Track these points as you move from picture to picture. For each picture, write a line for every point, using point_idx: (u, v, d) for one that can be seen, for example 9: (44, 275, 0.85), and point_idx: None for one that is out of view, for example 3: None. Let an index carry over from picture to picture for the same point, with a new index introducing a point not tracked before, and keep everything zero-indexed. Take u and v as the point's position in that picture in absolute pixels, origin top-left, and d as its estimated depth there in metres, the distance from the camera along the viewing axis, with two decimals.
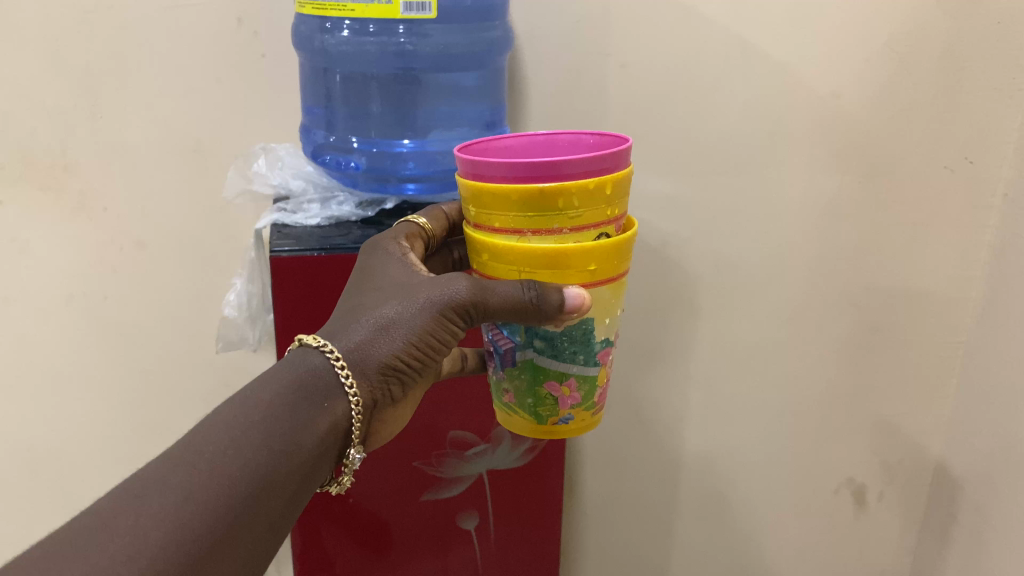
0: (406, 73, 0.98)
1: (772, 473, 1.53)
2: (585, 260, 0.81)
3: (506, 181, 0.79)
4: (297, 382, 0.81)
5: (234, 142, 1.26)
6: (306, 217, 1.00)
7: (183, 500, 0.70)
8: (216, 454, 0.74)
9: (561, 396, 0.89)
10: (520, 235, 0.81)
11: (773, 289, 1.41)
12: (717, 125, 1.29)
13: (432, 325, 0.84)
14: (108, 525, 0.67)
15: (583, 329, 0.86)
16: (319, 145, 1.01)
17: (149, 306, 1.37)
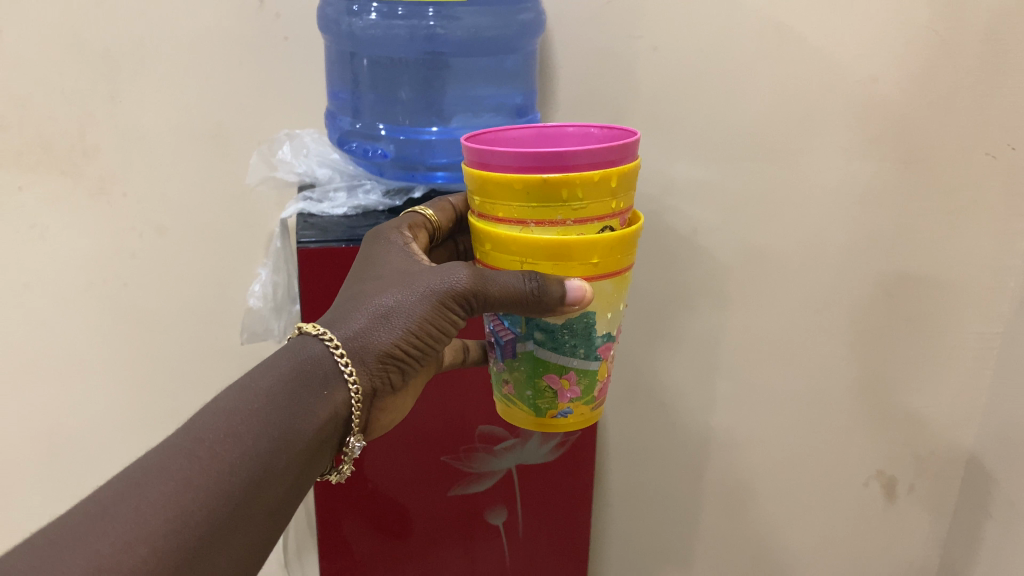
0: (435, 57, 0.95)
1: (799, 466, 1.51)
2: (588, 252, 0.80)
3: (511, 170, 0.78)
4: (296, 368, 0.80)
5: (254, 127, 1.23)
6: (331, 206, 0.99)
7: (185, 488, 0.69)
8: (217, 441, 0.73)
9: (560, 389, 0.88)
10: (524, 225, 0.80)
11: (805, 279, 1.37)
12: (751, 109, 1.25)
13: (432, 313, 0.84)
14: (109, 511, 0.66)
15: (585, 323, 0.85)
16: (346, 132, 0.99)
17: (170, 292, 1.35)
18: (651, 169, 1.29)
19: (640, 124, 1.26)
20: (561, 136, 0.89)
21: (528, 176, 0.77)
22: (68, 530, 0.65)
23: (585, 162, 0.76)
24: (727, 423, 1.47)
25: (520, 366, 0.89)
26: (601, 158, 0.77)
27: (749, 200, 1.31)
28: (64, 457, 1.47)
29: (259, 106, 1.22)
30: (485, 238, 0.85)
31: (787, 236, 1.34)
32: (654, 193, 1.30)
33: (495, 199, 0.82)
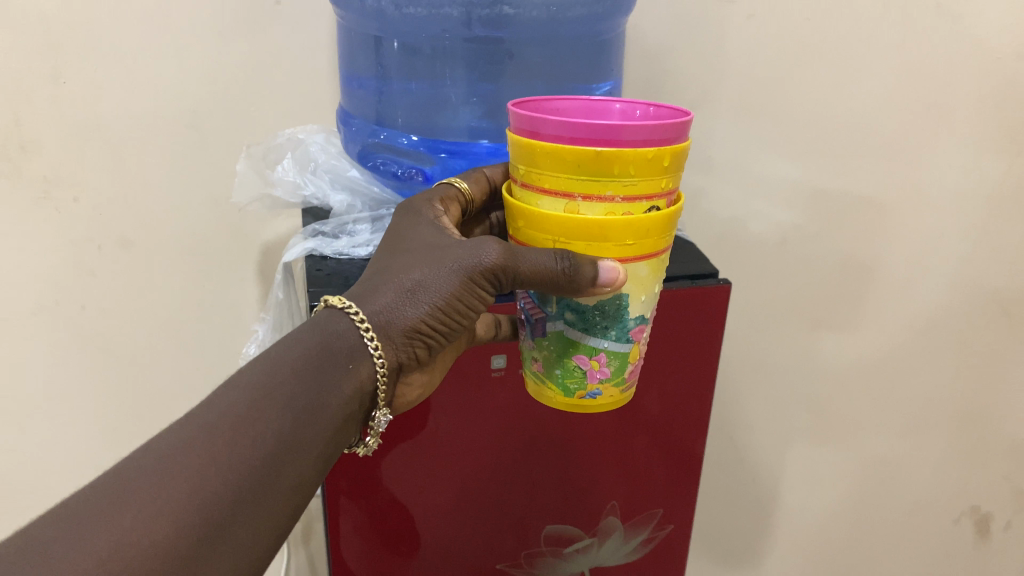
0: (492, 44, 0.71)
1: (886, 502, 1.30)
2: (626, 234, 0.53)
3: (553, 138, 0.52)
4: (322, 342, 0.56)
5: (240, 115, 0.97)
6: (352, 245, 0.71)
7: (215, 476, 0.48)
8: (244, 418, 0.50)
9: (592, 374, 0.60)
10: (568, 199, 0.53)
11: (909, 293, 1.14)
12: (865, 92, 0.99)
13: (461, 291, 0.58)
14: (120, 498, 0.45)
15: (616, 303, 0.57)
16: (368, 144, 0.74)
17: (140, 316, 1.09)
18: (738, 165, 1.04)
19: (730, 109, 1.00)
20: (609, 110, 0.61)
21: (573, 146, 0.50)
22: (60, 525, 0.44)
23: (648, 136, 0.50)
24: (802, 455, 1.27)
25: (547, 350, 0.61)
26: (669, 136, 0.51)
27: (854, 203, 1.07)
28: (16, 514, 1.20)
29: (243, 87, 0.96)
30: (513, 211, 0.58)
31: (895, 248, 1.10)
32: (739, 194, 1.06)
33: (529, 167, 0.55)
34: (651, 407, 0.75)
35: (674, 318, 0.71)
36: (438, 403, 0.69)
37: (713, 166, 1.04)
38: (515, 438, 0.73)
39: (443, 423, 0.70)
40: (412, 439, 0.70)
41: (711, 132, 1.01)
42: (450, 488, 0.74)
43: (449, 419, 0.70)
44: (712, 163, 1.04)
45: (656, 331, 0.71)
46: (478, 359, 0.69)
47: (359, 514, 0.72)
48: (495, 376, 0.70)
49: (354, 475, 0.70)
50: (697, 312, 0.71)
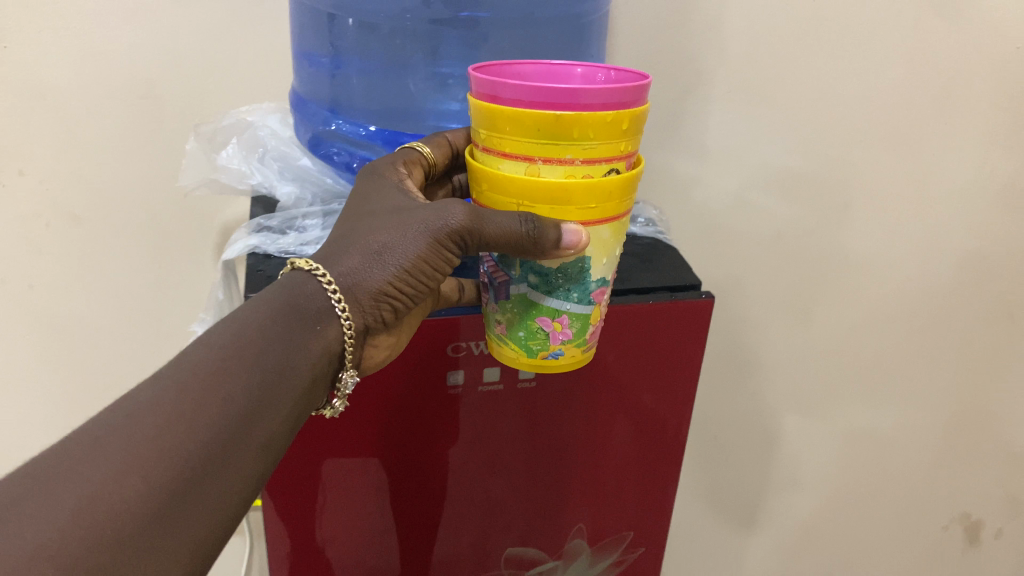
0: (459, 28, 0.64)
1: (875, 505, 1.26)
2: (587, 199, 0.48)
3: (510, 101, 0.46)
4: (291, 303, 0.49)
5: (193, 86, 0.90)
6: (300, 242, 0.64)
7: (190, 435, 0.42)
8: (217, 375, 0.44)
9: (550, 337, 0.54)
10: (529, 164, 0.48)
11: (909, 295, 1.08)
12: (872, 82, 0.92)
13: (429, 253, 0.51)
14: (83, 459, 0.39)
15: (578, 266, 0.52)
16: (320, 132, 0.66)
17: (95, 295, 1.02)
18: (733, 153, 0.96)
19: (728, 93, 0.92)
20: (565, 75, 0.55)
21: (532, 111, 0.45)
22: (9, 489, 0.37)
23: (605, 102, 0.45)
24: (792, 457, 1.21)
25: (507, 315, 0.55)
26: (626, 101, 0.46)
27: (856, 198, 1.00)
28: None
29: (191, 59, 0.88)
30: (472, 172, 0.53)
31: (899, 247, 1.04)
32: (734, 184, 0.98)
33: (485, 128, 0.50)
34: (624, 429, 0.69)
35: (651, 331, 0.65)
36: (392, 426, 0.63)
37: (707, 154, 0.96)
38: (476, 461, 0.67)
39: (397, 446, 0.65)
40: (365, 461, 0.65)
41: (706, 118, 0.93)
42: (405, 512, 0.68)
43: (405, 441, 0.65)
44: (706, 151, 0.95)
45: (631, 347, 0.65)
46: (435, 378, 0.62)
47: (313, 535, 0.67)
48: (451, 393, 0.63)
49: (300, 496, 0.65)
50: (676, 329, 0.65)
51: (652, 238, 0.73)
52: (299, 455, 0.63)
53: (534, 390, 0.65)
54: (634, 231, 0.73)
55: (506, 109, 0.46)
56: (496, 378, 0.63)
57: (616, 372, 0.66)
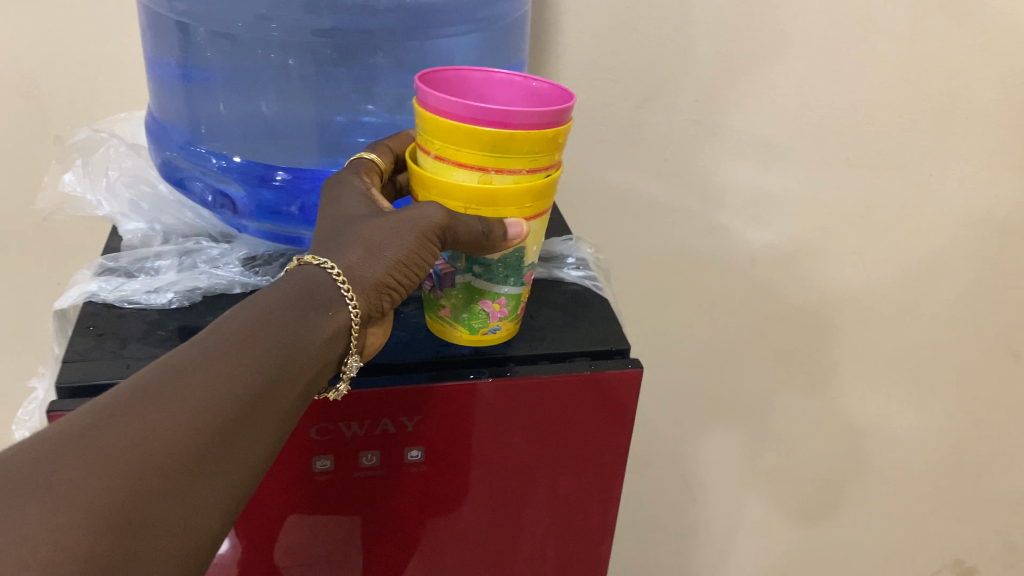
0: (345, 37, 0.53)
1: (858, 550, 1.16)
2: (523, 205, 0.45)
3: (455, 116, 0.42)
4: (297, 291, 0.41)
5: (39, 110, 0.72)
6: (148, 289, 0.53)
7: (231, 392, 0.35)
8: (264, 336, 0.38)
9: (492, 318, 0.52)
10: (480, 176, 0.43)
11: (902, 331, 0.97)
12: (865, 92, 0.79)
13: (426, 240, 0.43)
14: (96, 431, 0.31)
15: (518, 253, 0.49)
16: (174, 161, 0.54)
17: None
18: (699, 171, 0.84)
19: (694, 102, 0.80)
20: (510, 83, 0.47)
21: (483, 131, 0.41)
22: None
23: (555, 116, 0.42)
24: (765, 496, 1.11)
25: (451, 300, 0.51)
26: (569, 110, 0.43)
27: (840, 223, 0.88)
28: None
29: (33, 75, 0.70)
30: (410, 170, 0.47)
31: (893, 277, 0.92)
32: (701, 204, 0.86)
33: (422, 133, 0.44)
34: (538, 517, 0.58)
35: (567, 405, 0.53)
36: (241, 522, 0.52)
37: (670, 170, 0.84)
38: (360, 554, 0.56)
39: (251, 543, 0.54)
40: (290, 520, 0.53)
41: (669, 130, 0.81)
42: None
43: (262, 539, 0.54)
44: (671, 167, 0.84)
45: (545, 425, 0.54)
46: (292, 467, 0.50)
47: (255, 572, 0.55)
48: (320, 480, 0.52)
49: None
50: (598, 404, 0.54)
51: (576, 284, 0.61)
52: None
53: (424, 473, 0.54)
54: (559, 275, 0.62)
55: (454, 125, 0.41)
56: (375, 463, 0.52)
57: (526, 454, 0.55)
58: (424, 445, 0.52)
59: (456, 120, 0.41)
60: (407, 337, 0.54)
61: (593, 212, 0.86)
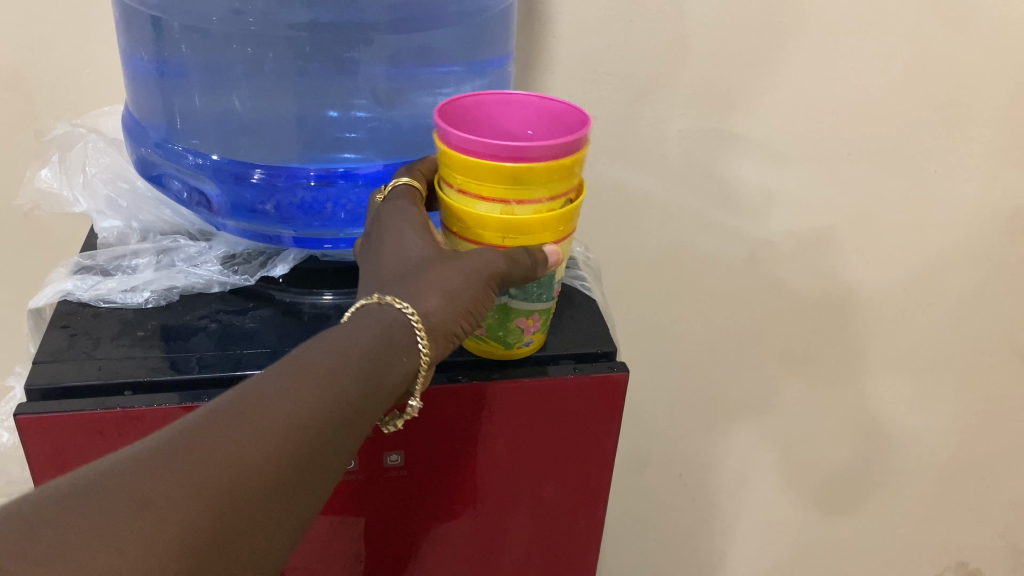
0: (323, 31, 0.52)
1: (860, 553, 1.15)
2: (550, 232, 0.46)
3: (474, 150, 0.43)
4: (381, 338, 0.40)
5: (20, 102, 0.71)
6: (125, 288, 0.52)
7: (311, 435, 0.35)
8: (347, 374, 0.38)
9: (525, 333, 0.50)
10: (502, 208, 0.44)
11: (905, 332, 0.95)
12: (866, 88, 0.78)
13: (489, 288, 0.44)
14: (187, 464, 0.31)
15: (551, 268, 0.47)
16: (150, 160, 0.54)
17: None
18: (696, 168, 0.82)
19: (692, 96, 0.78)
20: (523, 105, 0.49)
21: (504, 164, 0.42)
22: (47, 499, 0.30)
23: (572, 145, 0.44)
24: (764, 497, 1.09)
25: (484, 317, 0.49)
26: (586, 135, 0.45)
27: (840, 221, 0.86)
28: None
29: (14, 68, 0.69)
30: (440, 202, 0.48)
31: (895, 278, 0.91)
32: (699, 202, 0.85)
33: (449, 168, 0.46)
34: (522, 521, 0.57)
35: (552, 409, 0.52)
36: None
37: (667, 166, 0.82)
38: (339, 556, 0.55)
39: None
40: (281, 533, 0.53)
41: (666, 124, 0.80)
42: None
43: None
44: (667, 164, 0.82)
45: (528, 429, 0.52)
46: None
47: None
48: None
49: None
50: (584, 407, 0.52)
51: (564, 284, 0.60)
52: None
53: (406, 477, 0.52)
54: None
55: (474, 160, 0.43)
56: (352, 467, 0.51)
57: (509, 458, 0.53)
58: (404, 449, 0.51)
59: (475, 154, 0.43)
60: None
61: (589, 208, 0.85)
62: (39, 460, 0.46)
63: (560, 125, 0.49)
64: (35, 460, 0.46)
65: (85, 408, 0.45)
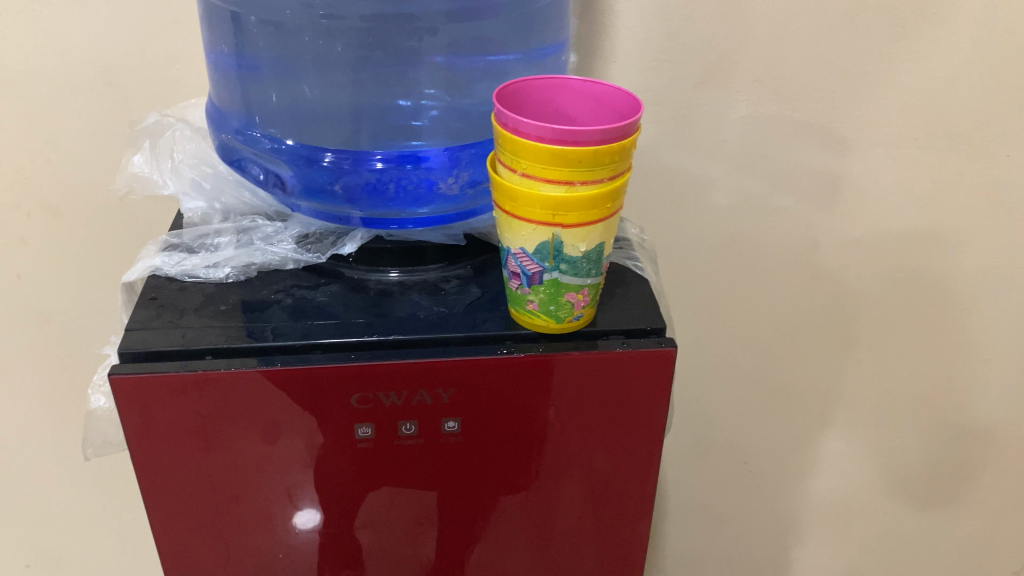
0: (392, 23, 0.55)
1: (930, 545, 1.13)
2: (604, 210, 0.48)
3: (537, 137, 0.45)
4: None
5: (116, 96, 0.77)
6: (208, 264, 0.57)
7: None
8: None
9: (575, 308, 0.52)
10: (566, 189, 0.47)
11: (975, 321, 0.94)
12: (932, 70, 0.77)
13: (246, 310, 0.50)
14: None
15: (597, 249, 0.50)
16: (231, 145, 0.59)
17: (32, 339, 0.91)
18: (758, 154, 0.83)
19: (754, 81, 0.78)
20: (567, 88, 0.51)
21: (565, 147, 0.45)
22: None
23: (626, 127, 0.46)
24: (831, 487, 1.09)
25: (537, 296, 0.51)
26: (637, 116, 0.47)
27: (908, 207, 0.85)
28: None
29: (112, 67, 0.75)
30: (497, 195, 0.50)
31: (964, 264, 0.89)
32: (761, 188, 0.85)
33: (511, 158, 0.47)
34: (574, 492, 0.59)
35: (601, 380, 0.54)
36: (298, 486, 0.55)
37: (729, 152, 0.83)
38: (401, 516, 0.59)
39: (304, 504, 0.57)
40: (347, 496, 0.57)
41: (727, 110, 0.80)
42: (327, 565, 0.61)
43: (314, 500, 0.57)
44: (728, 151, 0.83)
45: (579, 399, 0.54)
46: (335, 431, 0.53)
47: (315, 540, 0.59)
48: (363, 447, 0.54)
49: (200, 552, 0.58)
50: (634, 377, 0.54)
51: (617, 264, 0.62)
52: (182, 510, 0.56)
53: (463, 443, 0.55)
54: None
55: (538, 146, 0.45)
56: (413, 432, 0.54)
57: (561, 428, 0.56)
58: (461, 416, 0.54)
59: (537, 141, 0.45)
60: (446, 311, 0.55)
61: (650, 195, 0.86)
62: (132, 418, 0.51)
63: (604, 106, 0.51)
64: (127, 417, 0.51)
65: (170, 371, 0.50)
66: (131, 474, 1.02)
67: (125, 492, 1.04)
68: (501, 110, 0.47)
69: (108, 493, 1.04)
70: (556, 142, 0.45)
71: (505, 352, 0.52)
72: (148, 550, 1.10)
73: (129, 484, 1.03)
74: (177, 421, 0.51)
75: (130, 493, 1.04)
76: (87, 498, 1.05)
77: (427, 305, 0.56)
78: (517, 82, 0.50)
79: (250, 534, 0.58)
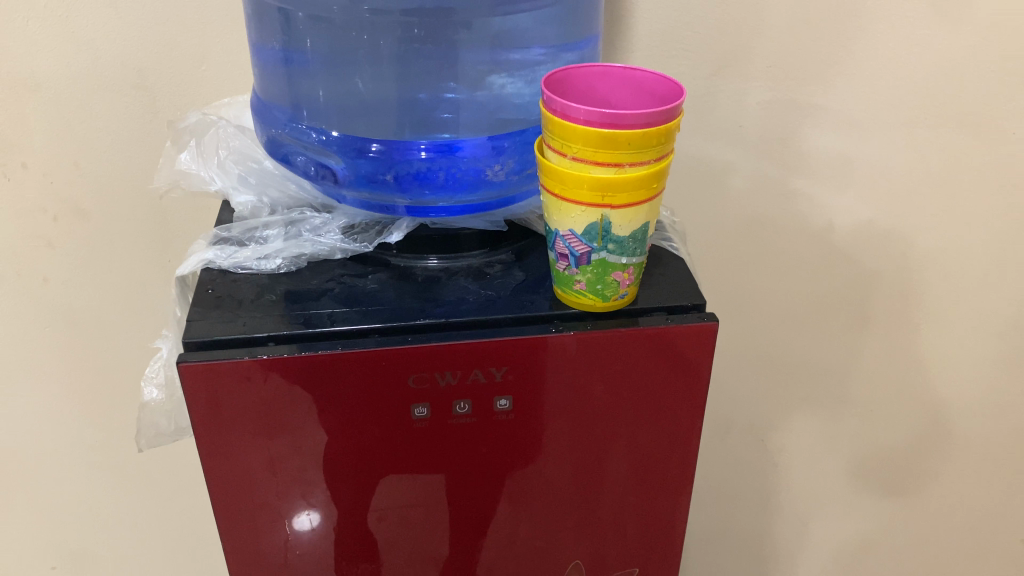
0: (436, 18, 0.57)
1: (942, 518, 1.16)
2: (649, 190, 0.50)
3: (585, 121, 0.48)
4: None
5: (147, 98, 0.78)
6: (259, 256, 0.59)
7: None
8: None
9: (620, 287, 0.54)
10: (615, 170, 0.49)
11: (985, 297, 0.96)
12: (941, 52, 0.79)
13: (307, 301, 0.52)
14: None
15: (643, 229, 0.52)
16: (280, 138, 0.61)
17: (61, 340, 0.92)
18: (774, 138, 0.85)
19: (769, 67, 0.81)
20: (607, 75, 0.54)
21: (614, 130, 0.47)
22: None
23: (670, 111, 0.48)
24: (846, 464, 1.11)
25: (585, 275, 0.53)
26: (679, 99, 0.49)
27: (918, 187, 0.88)
28: None
29: (144, 70, 0.77)
30: (545, 180, 0.52)
31: (973, 241, 0.92)
32: (776, 171, 0.87)
33: (559, 143, 0.50)
34: (619, 465, 0.61)
35: (646, 356, 0.56)
36: (328, 475, 0.57)
37: (745, 137, 0.85)
38: (452, 493, 0.61)
39: (314, 501, 0.59)
40: (402, 477, 0.58)
41: (743, 97, 0.82)
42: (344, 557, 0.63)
43: (324, 497, 0.59)
44: (745, 136, 0.85)
45: (626, 375, 0.57)
46: (393, 412, 0.55)
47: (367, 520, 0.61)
48: (419, 428, 0.56)
49: (250, 535, 0.60)
50: (680, 353, 0.56)
51: (654, 245, 0.64)
52: (231, 495, 0.57)
53: (515, 420, 0.57)
54: None
55: (587, 130, 0.47)
56: (467, 411, 0.56)
57: (608, 403, 0.58)
58: (513, 394, 0.56)
59: (586, 125, 0.48)
60: (494, 295, 0.57)
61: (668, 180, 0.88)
62: (200, 403, 0.53)
63: (645, 92, 0.53)
64: (193, 403, 0.53)
65: (236, 357, 0.51)
66: (163, 471, 1.04)
67: (156, 489, 1.06)
68: (548, 96, 0.49)
69: (138, 491, 1.06)
70: (604, 125, 0.47)
71: (555, 331, 0.54)
72: (178, 545, 1.12)
73: (160, 480, 1.05)
74: (242, 406, 0.53)
75: (161, 489, 1.06)
76: (116, 495, 1.06)
77: (474, 289, 0.58)
78: (561, 71, 0.52)
79: (272, 527, 0.60)
